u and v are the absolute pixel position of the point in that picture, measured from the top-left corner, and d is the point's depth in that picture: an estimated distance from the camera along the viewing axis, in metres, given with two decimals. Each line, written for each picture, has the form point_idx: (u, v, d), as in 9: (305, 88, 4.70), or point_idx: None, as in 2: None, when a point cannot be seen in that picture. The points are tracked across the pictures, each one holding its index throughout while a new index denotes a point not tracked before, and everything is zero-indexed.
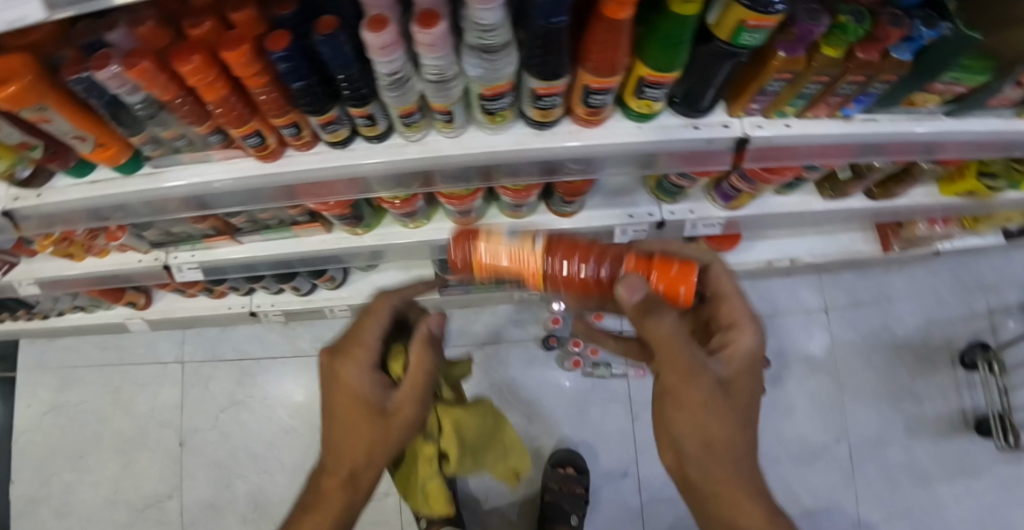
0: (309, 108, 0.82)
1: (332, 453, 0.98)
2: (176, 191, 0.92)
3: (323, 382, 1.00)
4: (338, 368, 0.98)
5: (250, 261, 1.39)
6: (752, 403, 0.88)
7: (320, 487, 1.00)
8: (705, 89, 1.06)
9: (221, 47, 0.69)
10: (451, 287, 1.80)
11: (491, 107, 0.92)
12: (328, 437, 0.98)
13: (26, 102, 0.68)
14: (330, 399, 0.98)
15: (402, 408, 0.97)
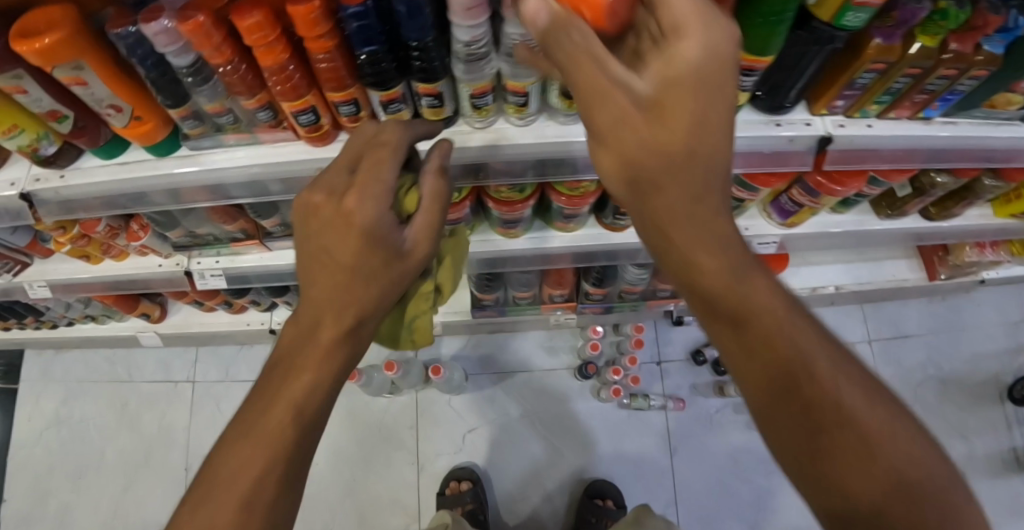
0: (374, 82, 0.73)
1: (310, 320, 0.65)
2: (212, 176, 0.83)
3: (305, 223, 0.64)
4: (341, 184, 0.63)
5: (276, 271, 1.24)
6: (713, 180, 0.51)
7: (272, 388, 0.63)
8: (795, 80, 0.96)
9: (289, 0, 0.60)
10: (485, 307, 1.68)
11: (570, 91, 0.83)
12: (316, 296, 0.64)
13: (60, 58, 0.59)
14: (313, 224, 0.63)
15: (419, 249, 0.67)
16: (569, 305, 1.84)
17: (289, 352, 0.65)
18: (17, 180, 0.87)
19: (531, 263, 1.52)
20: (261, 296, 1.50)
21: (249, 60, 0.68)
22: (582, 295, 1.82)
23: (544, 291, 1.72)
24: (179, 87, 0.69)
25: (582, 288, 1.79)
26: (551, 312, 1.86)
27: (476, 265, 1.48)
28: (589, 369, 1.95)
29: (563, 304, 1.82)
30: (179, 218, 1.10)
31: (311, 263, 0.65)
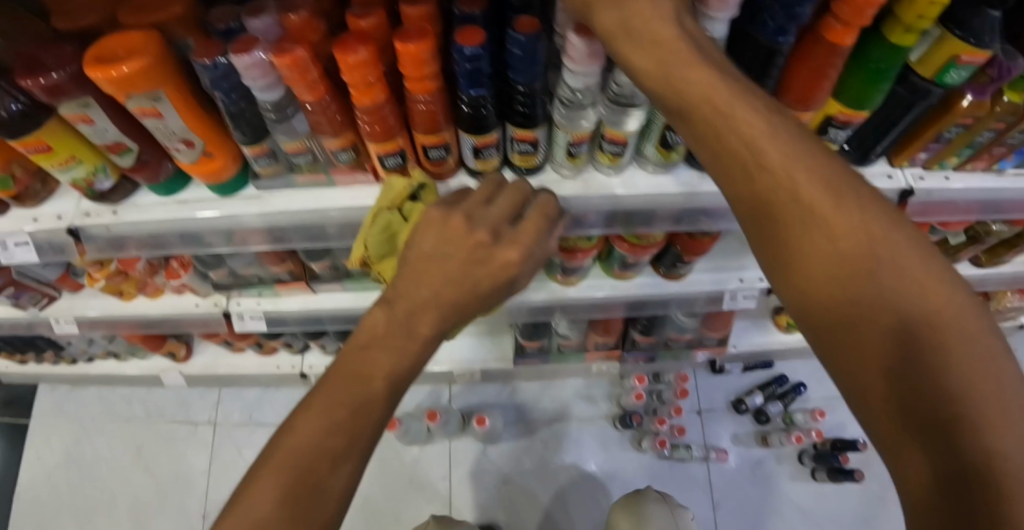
0: (472, 126, 0.66)
1: (417, 323, 0.62)
2: (278, 219, 0.75)
3: (449, 238, 0.63)
4: (503, 227, 0.65)
5: (320, 313, 1.16)
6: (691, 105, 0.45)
7: (354, 376, 0.59)
8: (876, 138, 0.81)
9: (399, 38, 0.55)
10: (528, 355, 1.59)
11: (671, 141, 0.78)
12: (432, 303, 0.62)
13: (138, 88, 0.53)
14: (456, 242, 0.63)
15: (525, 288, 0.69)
16: (614, 354, 1.75)
17: (384, 340, 0.61)
18: (65, 213, 0.80)
19: (581, 311, 1.43)
20: (295, 338, 1.43)
21: (341, 99, 0.62)
22: (628, 344, 1.73)
23: (588, 338, 1.62)
24: (261, 123, 0.63)
25: (629, 336, 1.69)
26: (597, 361, 1.78)
27: (523, 313, 1.39)
28: (633, 419, 1.82)
29: (608, 352, 1.72)
30: (225, 260, 1.04)
31: (432, 267, 0.63)
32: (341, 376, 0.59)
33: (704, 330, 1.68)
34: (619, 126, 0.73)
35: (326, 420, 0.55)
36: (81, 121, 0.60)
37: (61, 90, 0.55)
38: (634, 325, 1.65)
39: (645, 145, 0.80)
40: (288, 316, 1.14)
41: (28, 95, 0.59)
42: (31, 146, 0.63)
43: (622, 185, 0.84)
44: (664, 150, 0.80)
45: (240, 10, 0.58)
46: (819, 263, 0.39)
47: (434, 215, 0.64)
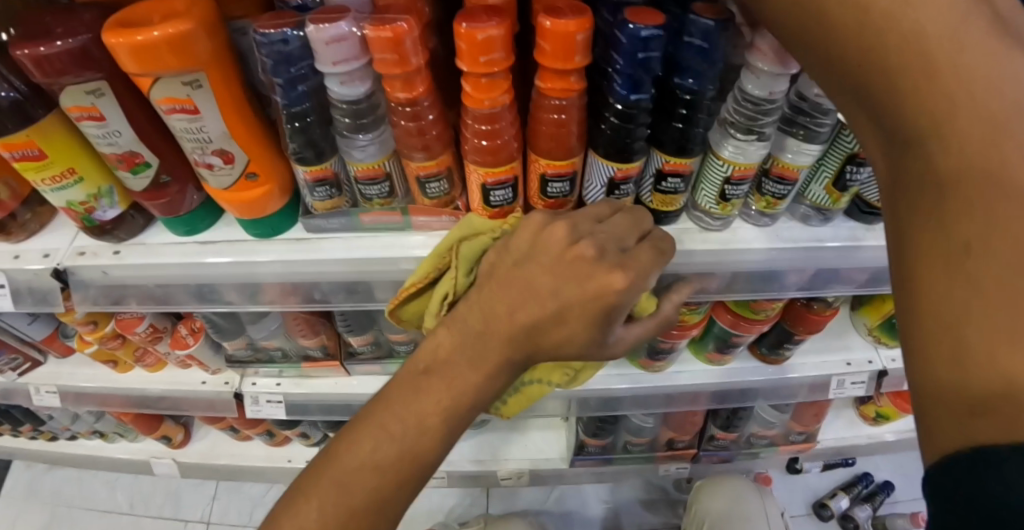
0: (617, 150, 0.47)
1: (486, 356, 0.47)
2: (330, 270, 0.56)
3: (540, 246, 0.47)
4: (611, 249, 0.47)
5: (349, 406, 0.92)
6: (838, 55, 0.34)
7: (409, 405, 0.48)
8: None
9: (547, 12, 0.39)
10: (588, 455, 1.25)
11: (849, 179, 0.57)
12: (507, 333, 0.46)
13: (168, 62, 0.39)
14: (549, 252, 0.46)
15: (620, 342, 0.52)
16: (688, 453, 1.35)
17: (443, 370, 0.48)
18: (54, 250, 0.65)
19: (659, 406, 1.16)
20: (314, 427, 1.18)
21: (442, 106, 0.45)
22: (706, 444, 1.35)
23: (664, 436, 1.29)
24: (329, 136, 0.46)
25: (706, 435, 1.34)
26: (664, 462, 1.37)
27: (592, 405, 1.10)
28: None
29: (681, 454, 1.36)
30: (245, 327, 0.83)
31: (516, 286, 0.46)
32: (396, 407, 0.48)
33: (792, 424, 1.30)
34: (789, 154, 0.54)
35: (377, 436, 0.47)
36: (86, 116, 0.46)
37: (57, 64, 0.42)
38: (712, 418, 1.30)
39: (809, 186, 0.60)
40: (312, 401, 0.91)
41: (28, 85, 0.48)
42: (16, 148, 0.49)
43: (775, 237, 0.63)
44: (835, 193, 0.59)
45: None
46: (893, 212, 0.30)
47: (533, 221, 0.48)
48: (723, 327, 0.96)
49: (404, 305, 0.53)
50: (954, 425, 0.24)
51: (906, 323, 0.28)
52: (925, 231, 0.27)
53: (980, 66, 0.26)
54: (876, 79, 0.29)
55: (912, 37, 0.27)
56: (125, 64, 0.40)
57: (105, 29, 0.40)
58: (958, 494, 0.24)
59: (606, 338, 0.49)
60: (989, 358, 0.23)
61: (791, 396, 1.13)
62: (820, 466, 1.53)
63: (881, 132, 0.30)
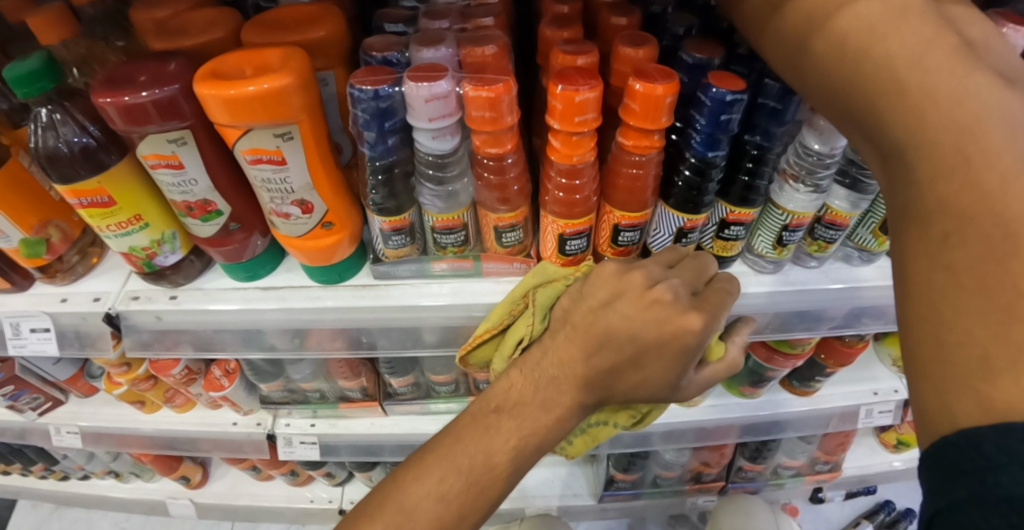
0: (691, 202, 0.48)
1: (559, 399, 0.46)
2: (393, 316, 0.56)
3: (619, 290, 0.45)
4: (685, 294, 0.45)
5: (384, 446, 0.91)
6: (834, 102, 0.37)
7: (479, 443, 0.46)
8: None
9: (638, 74, 0.40)
10: (618, 490, 1.13)
11: None
12: (583, 377, 0.45)
13: (263, 115, 0.40)
14: (630, 296, 0.44)
15: (688, 389, 0.50)
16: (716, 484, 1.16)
17: (514, 411, 0.47)
18: (104, 294, 0.64)
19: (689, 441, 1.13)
20: (340, 467, 1.16)
21: (523, 160, 0.46)
22: (733, 476, 1.14)
23: (690, 468, 1.13)
24: (410, 187, 0.47)
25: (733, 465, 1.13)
26: (691, 495, 1.17)
27: (625, 443, 0.90)
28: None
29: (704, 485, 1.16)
30: (286, 368, 0.83)
31: (594, 327, 0.45)
32: (465, 443, 0.47)
33: (816, 453, 1.11)
34: (841, 203, 0.54)
35: (444, 466, 0.46)
36: (164, 164, 0.46)
37: (144, 114, 0.42)
38: (738, 448, 1.11)
39: (857, 229, 0.59)
40: (345, 442, 0.89)
41: (101, 129, 0.49)
42: (85, 195, 0.49)
43: (826, 279, 0.60)
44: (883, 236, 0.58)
45: (408, 40, 0.45)
46: (896, 240, 0.31)
47: (606, 266, 0.47)
48: (757, 360, 0.83)
49: (473, 351, 0.54)
50: (942, 407, 0.26)
51: (901, 320, 0.30)
52: (909, 233, 0.30)
53: (952, 91, 0.30)
54: (868, 106, 0.34)
55: (889, 71, 0.32)
56: (217, 116, 0.40)
57: (199, 80, 0.40)
58: (945, 472, 0.25)
59: (681, 378, 0.47)
60: (966, 340, 0.26)
61: (820, 428, 0.94)
62: (842, 495, 1.34)
63: (876, 150, 0.34)
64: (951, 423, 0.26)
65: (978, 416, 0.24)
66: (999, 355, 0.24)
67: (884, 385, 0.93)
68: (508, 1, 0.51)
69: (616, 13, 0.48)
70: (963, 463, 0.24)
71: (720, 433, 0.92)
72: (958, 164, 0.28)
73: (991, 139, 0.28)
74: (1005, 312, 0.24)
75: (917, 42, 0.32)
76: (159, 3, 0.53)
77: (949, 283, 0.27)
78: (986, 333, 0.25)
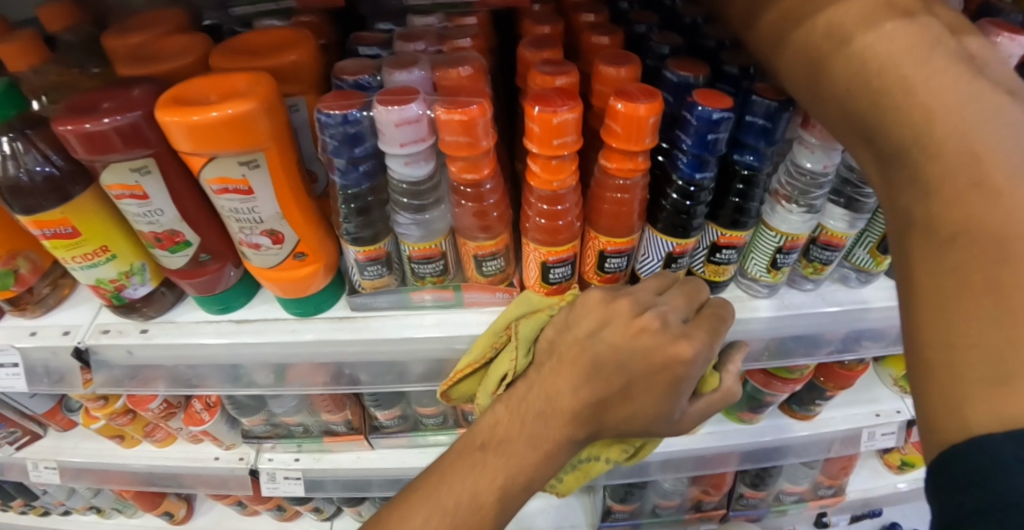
0: (681, 225, 0.45)
1: (547, 436, 0.43)
2: (374, 350, 0.53)
3: (606, 318, 0.42)
4: (675, 319, 0.43)
5: (371, 482, 0.87)
6: (836, 104, 0.37)
7: (464, 483, 0.44)
8: None
9: (620, 92, 0.38)
10: (616, 522, 1.08)
11: None
12: (571, 412, 0.42)
13: (230, 141, 0.38)
14: (619, 323, 0.42)
15: (684, 421, 0.47)
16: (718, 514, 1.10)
17: (499, 447, 0.44)
18: (75, 327, 0.61)
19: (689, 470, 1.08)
20: (328, 501, 1.12)
21: (502, 185, 0.43)
22: (733, 503, 1.09)
23: (691, 497, 1.07)
24: (385, 215, 0.45)
25: (734, 492, 1.07)
26: (693, 525, 1.12)
27: (620, 473, 0.86)
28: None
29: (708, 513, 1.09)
30: (268, 402, 0.80)
31: (581, 360, 0.42)
32: (451, 483, 0.44)
33: (819, 478, 1.06)
34: (837, 222, 0.52)
35: (428, 508, 0.43)
36: (129, 194, 0.44)
37: (106, 143, 0.40)
38: (738, 474, 1.05)
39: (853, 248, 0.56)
40: (331, 477, 0.85)
41: (65, 158, 0.47)
42: (49, 226, 0.47)
43: (823, 301, 0.58)
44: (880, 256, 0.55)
45: (381, 63, 0.43)
46: (901, 246, 0.31)
47: (592, 295, 0.44)
48: (755, 385, 0.79)
49: (456, 385, 0.51)
50: (953, 413, 0.25)
51: (905, 327, 0.30)
52: (915, 235, 0.30)
53: (955, 94, 0.30)
54: (866, 109, 0.34)
55: (893, 73, 0.32)
56: (181, 144, 0.38)
57: (161, 107, 0.38)
58: (953, 483, 0.24)
59: (674, 409, 0.44)
60: (978, 342, 0.25)
61: (823, 453, 0.90)
62: (848, 519, 1.30)
63: (875, 154, 0.34)
64: (964, 430, 0.24)
65: (992, 422, 0.23)
66: (1012, 357, 0.23)
67: (887, 407, 0.90)
68: (486, 23, 0.50)
69: (598, 32, 0.46)
70: (973, 470, 0.23)
71: (717, 461, 0.88)
72: (963, 164, 0.28)
73: (992, 141, 0.28)
74: (1015, 309, 0.24)
75: (919, 48, 0.32)
76: (132, 29, 0.52)
77: (956, 286, 0.26)
78: (997, 332, 0.24)
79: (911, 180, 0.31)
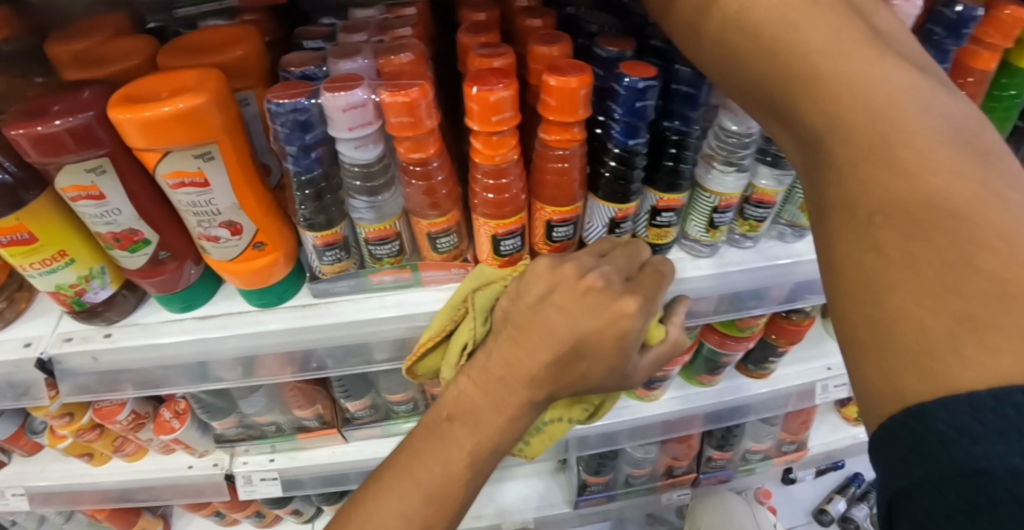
0: (619, 191, 0.49)
1: (509, 400, 0.46)
2: (337, 334, 0.55)
3: (553, 283, 0.45)
4: (618, 279, 0.46)
5: (349, 475, 0.89)
6: (764, 93, 0.38)
7: (435, 454, 0.46)
8: None
9: (551, 69, 0.41)
10: (592, 494, 1.08)
11: None
12: (530, 374, 0.45)
13: (184, 134, 0.40)
14: (566, 287, 0.45)
15: (636, 375, 0.51)
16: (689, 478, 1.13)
17: (467, 418, 0.47)
18: (36, 338, 0.61)
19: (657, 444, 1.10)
20: (307, 503, 1.12)
21: (449, 164, 0.47)
22: (703, 468, 1.13)
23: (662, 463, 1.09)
24: (340, 200, 0.47)
25: (703, 456, 1.12)
26: (666, 492, 1.14)
27: (592, 444, 0.89)
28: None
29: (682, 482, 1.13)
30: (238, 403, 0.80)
31: (535, 325, 0.45)
32: (422, 456, 0.47)
33: (782, 435, 1.12)
34: (765, 181, 0.56)
35: (406, 483, 0.46)
36: (85, 196, 0.45)
37: (58, 144, 0.41)
38: (705, 438, 1.10)
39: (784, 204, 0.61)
40: (307, 474, 0.86)
41: (17, 164, 0.47)
42: (4, 233, 0.47)
43: (762, 258, 0.63)
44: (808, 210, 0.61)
45: (327, 54, 0.45)
46: (823, 229, 0.32)
47: (540, 262, 0.47)
48: (710, 347, 0.84)
49: (420, 360, 0.53)
50: (886, 387, 0.26)
51: (834, 304, 0.31)
52: (834, 217, 0.31)
53: (864, 77, 0.31)
54: (786, 98, 0.36)
55: (808, 63, 0.34)
56: (134, 140, 0.40)
57: (113, 106, 0.39)
58: (897, 452, 0.25)
59: (625, 363, 0.47)
60: (900, 315, 0.26)
61: (780, 408, 0.97)
62: (812, 473, 1.38)
63: (798, 140, 0.36)
64: (899, 399, 0.25)
65: (924, 391, 0.24)
66: (934, 326, 0.24)
67: (836, 360, 0.96)
68: (428, 15, 0.52)
69: (531, 16, 0.50)
70: (915, 439, 0.24)
71: (681, 424, 0.93)
72: (876, 144, 0.29)
73: (905, 122, 0.29)
74: (936, 279, 0.25)
75: (829, 35, 0.34)
76: (77, 35, 0.52)
77: (879, 264, 0.27)
78: (920, 306, 0.25)
79: (831, 164, 0.32)
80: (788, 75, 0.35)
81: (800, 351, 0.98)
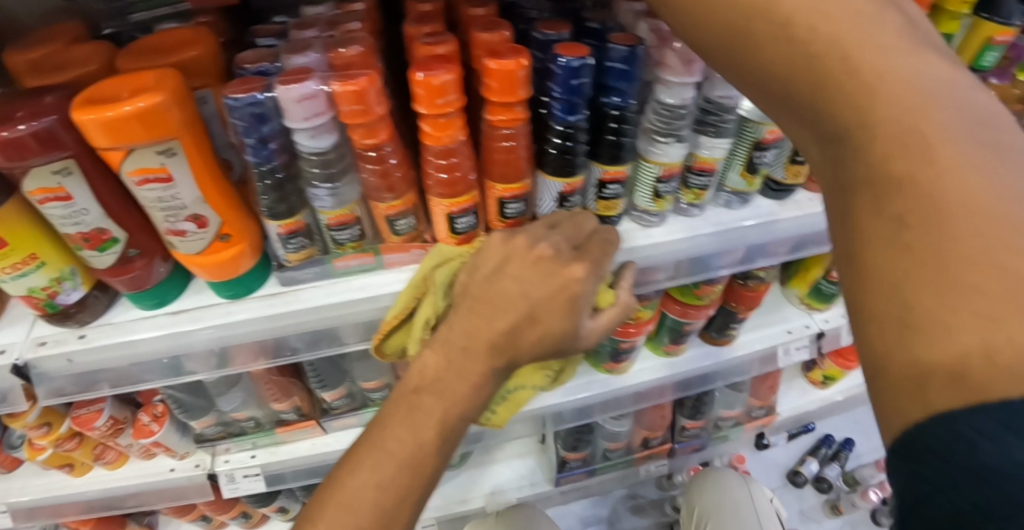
0: (564, 165, 0.53)
1: (473, 368, 0.49)
2: (306, 319, 0.57)
3: (507, 255, 0.49)
4: (567, 248, 0.50)
5: (331, 465, 0.90)
6: (768, 78, 0.33)
7: (405, 425, 0.49)
8: None
9: (490, 53, 0.45)
10: (572, 470, 1.11)
11: (757, 163, 0.64)
12: (490, 341, 0.48)
13: (144, 131, 0.42)
14: (519, 258, 0.49)
15: (589, 338, 0.55)
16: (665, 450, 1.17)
17: (434, 389, 0.50)
18: (9, 345, 0.61)
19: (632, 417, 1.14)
20: (293, 500, 1.14)
21: (403, 150, 0.50)
22: (679, 439, 1.17)
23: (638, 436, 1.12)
24: (300, 190, 0.50)
25: (677, 426, 1.16)
26: (644, 463, 1.17)
27: (567, 418, 0.93)
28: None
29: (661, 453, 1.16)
30: (216, 401, 0.82)
31: (490, 294, 0.49)
32: (393, 429, 0.49)
33: (751, 401, 1.17)
34: (704, 150, 0.61)
35: (382, 458, 0.48)
36: (53, 197, 0.46)
37: (23, 148, 0.42)
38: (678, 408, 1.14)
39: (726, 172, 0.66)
40: (288, 468, 0.88)
41: None
42: None
43: (709, 225, 0.67)
44: (747, 176, 0.65)
45: (280, 50, 0.48)
46: (847, 226, 0.29)
47: (494, 238, 0.51)
48: (674, 318, 0.87)
49: (387, 339, 0.56)
50: (910, 392, 0.25)
51: (855, 306, 0.29)
52: (860, 214, 0.28)
53: (892, 60, 0.28)
54: (798, 80, 0.31)
55: (831, 38, 0.29)
56: (97, 140, 0.41)
57: (74, 107, 0.41)
58: (917, 456, 0.24)
59: (578, 325, 0.51)
60: (928, 321, 0.24)
61: (745, 373, 1.02)
62: (784, 438, 1.44)
63: (811, 129, 0.32)
64: (924, 405, 0.24)
65: (952, 398, 0.23)
66: (964, 330, 0.23)
67: (793, 324, 1.02)
68: (376, 10, 0.55)
69: (473, 6, 0.53)
70: (937, 445, 0.23)
71: (650, 395, 0.97)
72: (906, 137, 0.26)
73: (935, 109, 0.26)
74: (976, 285, 0.23)
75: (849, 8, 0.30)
76: (33, 44, 0.54)
77: (909, 268, 0.25)
78: (951, 312, 0.23)
79: (857, 159, 0.29)
80: (803, 52, 0.30)
81: (758, 319, 1.03)
